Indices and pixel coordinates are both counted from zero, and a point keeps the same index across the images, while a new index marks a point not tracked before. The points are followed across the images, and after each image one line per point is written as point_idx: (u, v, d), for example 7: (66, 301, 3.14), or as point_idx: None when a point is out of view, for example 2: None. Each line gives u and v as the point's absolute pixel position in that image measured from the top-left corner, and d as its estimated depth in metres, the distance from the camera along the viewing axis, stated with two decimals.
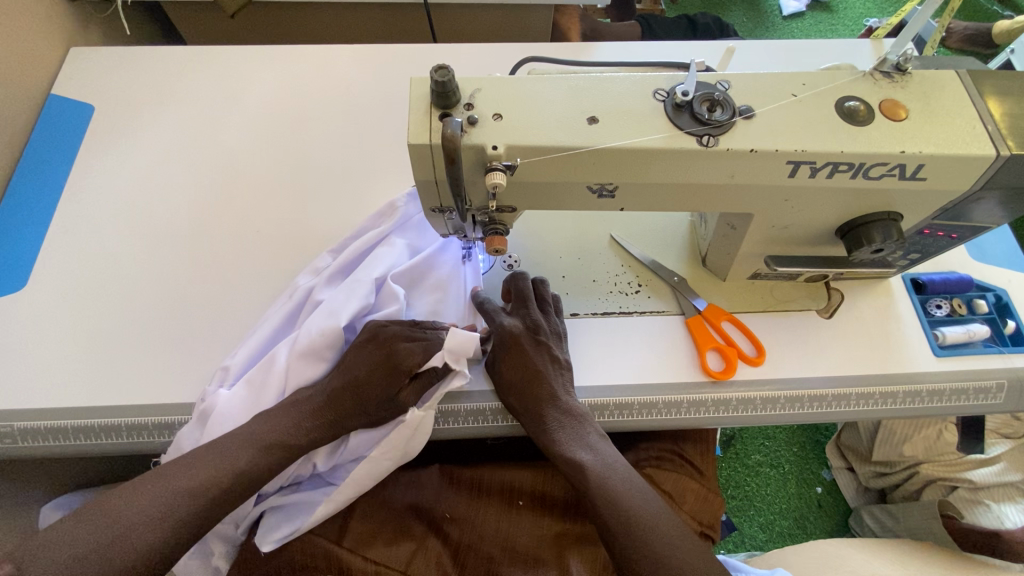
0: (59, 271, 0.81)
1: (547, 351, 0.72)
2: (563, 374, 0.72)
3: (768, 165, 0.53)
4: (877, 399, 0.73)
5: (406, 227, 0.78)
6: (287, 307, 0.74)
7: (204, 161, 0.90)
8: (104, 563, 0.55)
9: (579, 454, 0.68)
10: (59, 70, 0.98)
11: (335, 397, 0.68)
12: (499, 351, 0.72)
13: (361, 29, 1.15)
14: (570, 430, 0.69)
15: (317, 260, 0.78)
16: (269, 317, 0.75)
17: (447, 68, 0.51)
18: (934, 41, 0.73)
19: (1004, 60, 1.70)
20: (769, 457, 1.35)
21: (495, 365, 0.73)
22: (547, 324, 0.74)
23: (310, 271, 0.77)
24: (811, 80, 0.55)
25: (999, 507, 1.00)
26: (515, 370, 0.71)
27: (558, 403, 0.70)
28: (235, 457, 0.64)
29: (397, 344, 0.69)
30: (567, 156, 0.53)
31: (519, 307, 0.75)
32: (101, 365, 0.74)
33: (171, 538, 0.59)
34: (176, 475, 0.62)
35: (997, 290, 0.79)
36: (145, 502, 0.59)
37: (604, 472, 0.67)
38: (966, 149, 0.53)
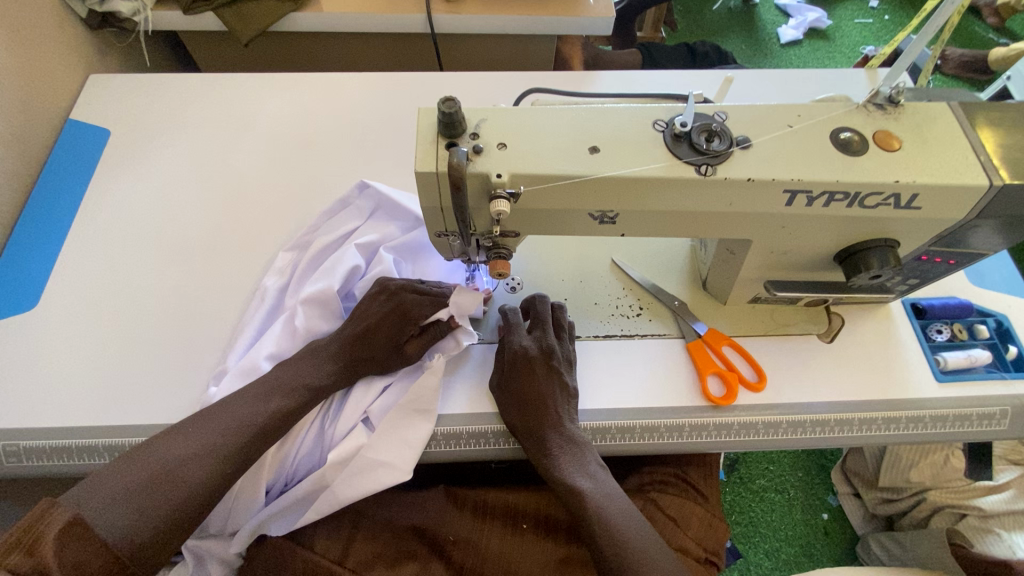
0: (70, 291, 0.82)
1: (560, 374, 0.72)
2: (569, 401, 0.72)
3: (765, 194, 0.55)
4: (879, 424, 0.73)
5: (361, 209, 0.83)
6: (270, 300, 0.78)
7: (216, 184, 0.92)
8: (157, 494, 0.59)
9: (580, 482, 0.68)
10: (78, 97, 1.01)
11: (350, 344, 0.73)
12: (512, 369, 0.72)
13: (371, 58, 1.18)
14: (572, 456, 0.69)
15: (279, 262, 0.81)
16: (249, 316, 0.77)
17: (453, 99, 0.53)
18: (930, 67, 0.74)
19: (1000, 87, 1.74)
20: (773, 482, 1.34)
21: (506, 383, 0.72)
22: (562, 351, 0.75)
23: (275, 272, 0.81)
24: (807, 112, 0.57)
25: (1010, 537, 0.98)
26: (527, 389, 0.71)
27: (562, 429, 0.70)
28: (267, 403, 0.68)
29: (406, 295, 0.74)
30: (570, 185, 0.54)
31: (535, 329, 0.75)
32: (108, 384, 0.75)
33: (215, 473, 0.63)
34: (216, 417, 0.65)
35: (997, 315, 0.80)
36: (191, 440, 0.63)
37: (604, 501, 0.67)
38: (959, 179, 0.54)
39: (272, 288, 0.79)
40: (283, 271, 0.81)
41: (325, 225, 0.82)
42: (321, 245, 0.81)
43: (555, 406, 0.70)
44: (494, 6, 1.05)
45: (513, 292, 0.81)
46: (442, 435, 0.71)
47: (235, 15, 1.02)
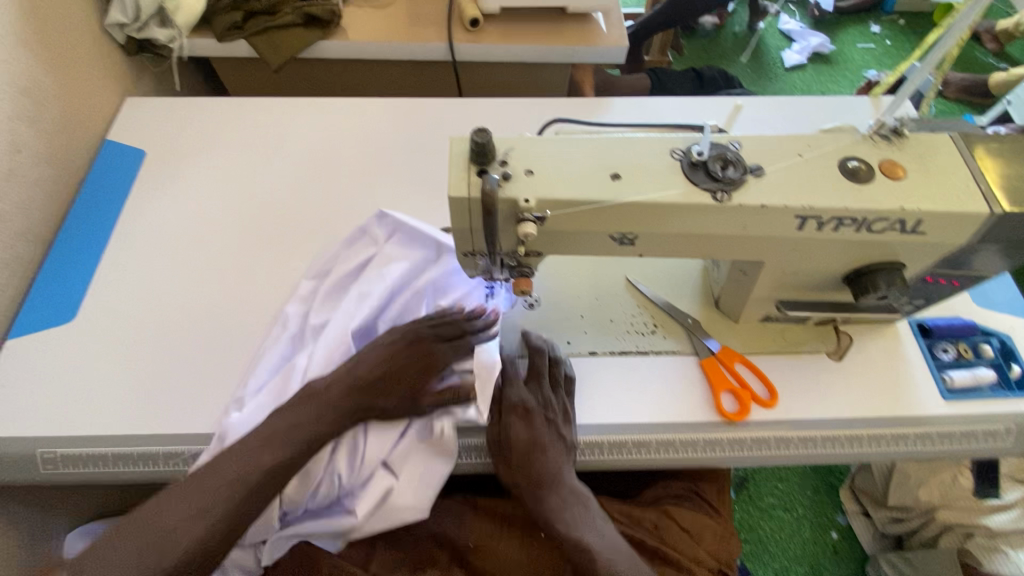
0: (107, 303, 0.86)
1: (556, 429, 0.74)
2: (569, 456, 0.74)
3: (777, 219, 0.58)
4: (888, 440, 0.77)
5: (377, 237, 0.84)
6: (292, 330, 0.79)
7: (245, 203, 0.96)
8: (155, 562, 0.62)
9: (587, 536, 0.71)
10: (114, 118, 1.06)
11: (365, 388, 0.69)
12: (508, 423, 0.73)
13: (392, 83, 1.23)
14: (577, 512, 0.72)
15: (301, 288, 0.83)
16: (271, 343, 0.79)
17: (485, 130, 0.57)
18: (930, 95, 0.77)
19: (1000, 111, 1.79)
20: (782, 501, 1.34)
21: (502, 437, 0.73)
22: (558, 403, 0.75)
23: (296, 300, 0.82)
24: (816, 142, 0.60)
25: (1017, 555, 1.03)
26: (524, 446, 0.72)
27: (565, 486, 0.72)
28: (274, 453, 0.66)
29: (432, 344, 0.72)
30: (593, 209, 0.58)
31: (532, 380, 0.76)
32: (142, 394, 0.78)
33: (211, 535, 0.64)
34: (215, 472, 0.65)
35: (1000, 335, 0.82)
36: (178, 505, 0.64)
37: (610, 556, 0.70)
38: (961, 206, 0.57)
39: (294, 319, 0.80)
40: (303, 299, 0.82)
41: (345, 255, 0.84)
42: (339, 274, 0.82)
43: (557, 464, 0.72)
44: (513, 36, 1.10)
45: (531, 309, 0.84)
46: (468, 448, 0.76)
47: (266, 43, 1.08)
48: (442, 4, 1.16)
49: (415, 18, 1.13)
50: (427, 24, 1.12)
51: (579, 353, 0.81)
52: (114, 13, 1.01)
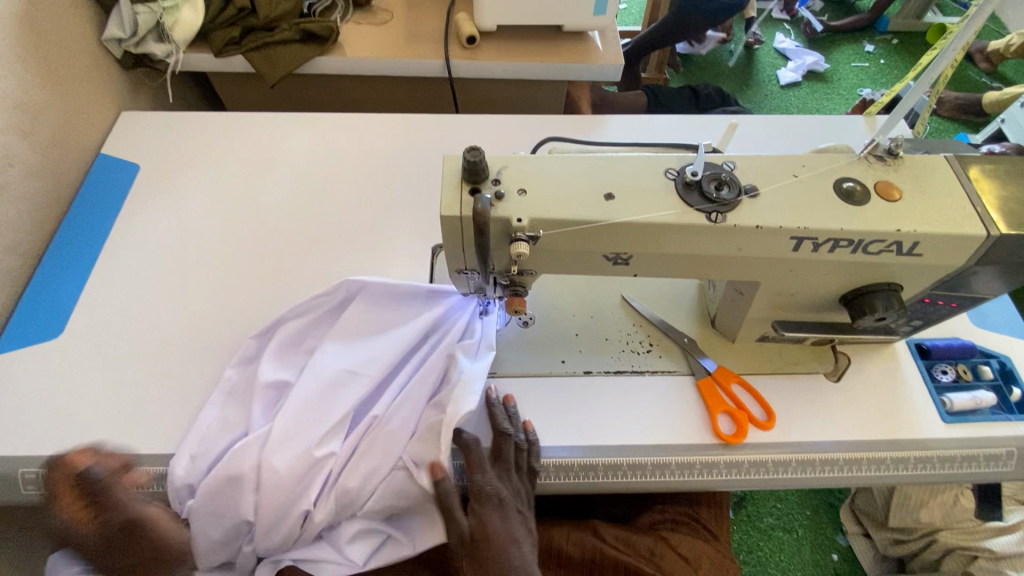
0: (95, 320, 0.85)
1: (527, 521, 0.68)
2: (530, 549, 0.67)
3: (772, 240, 0.57)
4: (887, 464, 0.74)
5: (343, 294, 0.80)
6: (241, 396, 0.76)
7: (238, 219, 0.96)
8: None
9: None
10: (109, 133, 1.06)
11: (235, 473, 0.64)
12: (484, 516, 0.64)
13: (389, 99, 1.24)
14: None
15: (252, 347, 0.79)
16: (227, 407, 0.75)
17: (478, 148, 0.56)
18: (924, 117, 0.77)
19: None
20: (782, 521, 1.36)
21: (477, 534, 0.64)
22: (519, 490, 0.69)
23: (250, 358, 0.79)
24: (810, 163, 0.60)
25: None
26: (505, 545, 0.64)
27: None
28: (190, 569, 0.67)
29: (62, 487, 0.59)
30: (586, 229, 0.57)
31: (496, 467, 0.68)
32: (128, 413, 0.76)
33: None
34: None
35: (1000, 356, 0.82)
36: None
37: None
38: (958, 228, 0.56)
39: (242, 386, 0.77)
40: (250, 363, 0.79)
41: (307, 310, 0.80)
42: (294, 334, 0.79)
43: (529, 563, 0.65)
44: (510, 53, 1.11)
45: (525, 327, 0.84)
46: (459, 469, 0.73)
47: (264, 59, 1.08)
48: (439, 21, 1.17)
49: (413, 35, 1.14)
50: (424, 40, 1.13)
51: (574, 372, 0.80)
52: (111, 28, 1.01)
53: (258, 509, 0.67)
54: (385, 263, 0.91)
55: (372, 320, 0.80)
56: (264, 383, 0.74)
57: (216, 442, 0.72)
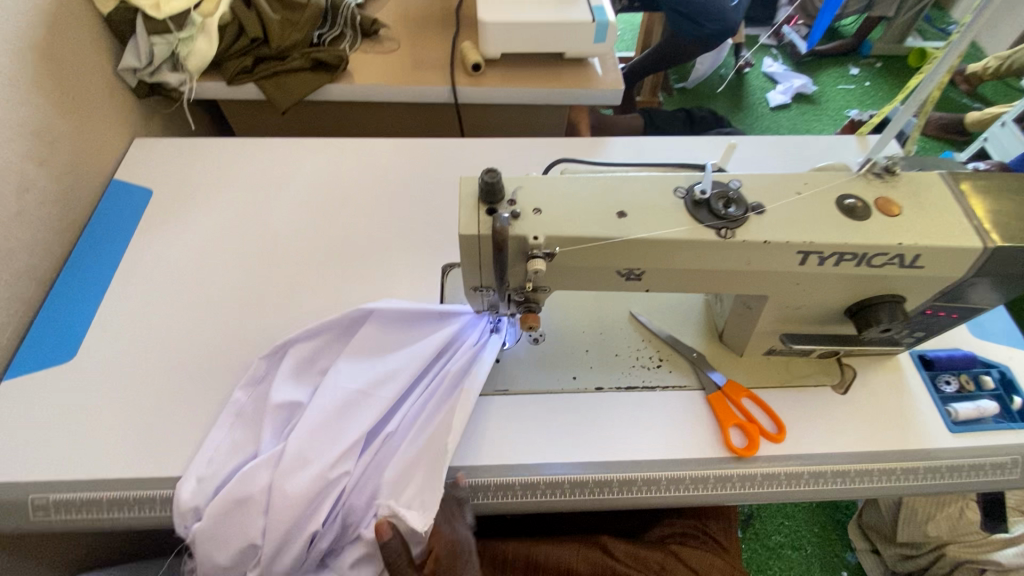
0: (108, 343, 0.85)
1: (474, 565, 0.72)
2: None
3: (779, 254, 0.59)
4: (896, 475, 0.75)
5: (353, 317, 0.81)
6: (251, 418, 0.76)
7: (250, 242, 0.97)
8: None
9: None
10: (122, 160, 1.08)
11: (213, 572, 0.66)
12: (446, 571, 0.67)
13: (395, 123, 1.27)
14: None
15: (263, 369, 0.79)
16: (234, 429, 0.75)
17: (495, 170, 0.58)
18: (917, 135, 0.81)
19: None
20: (789, 539, 1.50)
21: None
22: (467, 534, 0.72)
23: (260, 381, 0.79)
24: (812, 180, 0.62)
25: None
26: None
27: None
28: None
29: None
30: (600, 246, 0.59)
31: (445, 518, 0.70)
32: (142, 436, 0.76)
33: None
34: None
35: (1000, 366, 0.84)
36: None
37: None
38: (957, 241, 0.59)
39: (253, 405, 0.77)
40: (260, 384, 0.79)
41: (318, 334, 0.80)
42: (307, 355, 0.80)
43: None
44: (514, 79, 1.15)
45: (537, 343, 0.85)
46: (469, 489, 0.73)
47: (274, 86, 1.11)
48: (445, 49, 1.21)
49: (419, 63, 1.18)
50: (430, 67, 1.17)
51: (585, 388, 0.81)
52: (128, 58, 1.04)
53: (266, 533, 0.67)
54: (396, 283, 0.92)
55: (383, 343, 0.80)
56: (276, 403, 0.74)
57: (225, 464, 0.72)
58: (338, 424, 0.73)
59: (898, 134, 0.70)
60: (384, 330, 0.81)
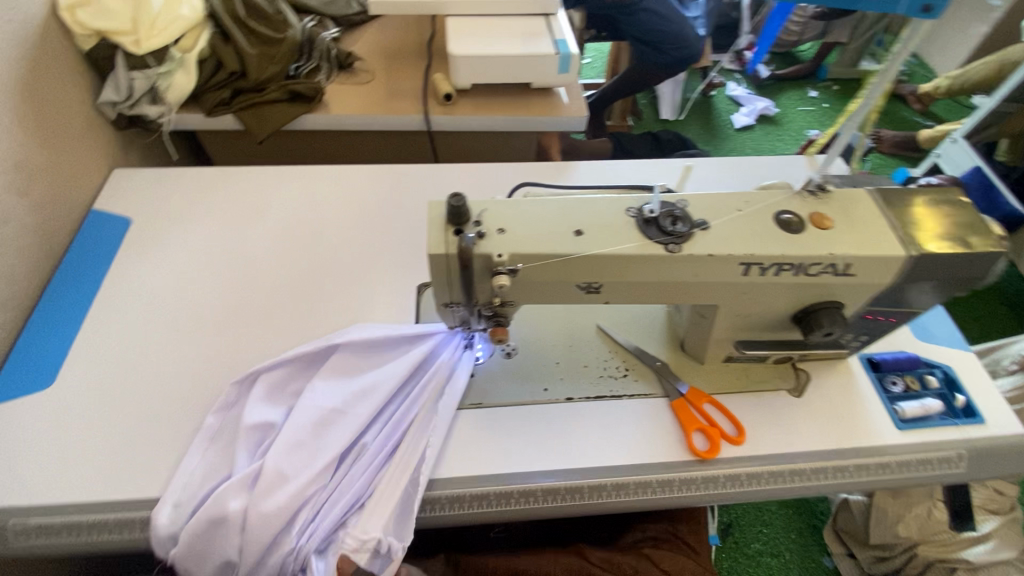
0: (85, 369, 0.86)
1: None
2: None
3: (724, 266, 0.64)
4: (850, 471, 0.80)
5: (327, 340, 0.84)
6: (226, 440, 0.77)
7: (229, 267, 1.00)
8: None
9: None
10: (100, 189, 1.10)
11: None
12: None
13: (371, 150, 1.31)
14: None
15: (232, 395, 0.80)
16: (208, 454, 0.76)
17: (460, 194, 0.62)
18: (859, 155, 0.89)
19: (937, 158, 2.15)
20: (768, 547, 1.58)
21: None
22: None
23: (227, 406, 0.80)
24: (753, 198, 0.68)
25: None
26: None
27: None
28: None
29: None
30: (559, 262, 0.63)
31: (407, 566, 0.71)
32: (120, 460, 0.77)
33: None
34: None
35: (943, 366, 0.89)
36: None
37: None
38: (883, 250, 0.64)
39: (229, 428, 0.78)
40: (233, 408, 0.80)
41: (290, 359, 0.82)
42: (280, 378, 0.82)
43: None
44: (485, 108, 1.21)
45: (509, 357, 0.88)
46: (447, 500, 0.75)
47: (253, 117, 1.15)
48: (418, 80, 1.27)
49: (394, 93, 1.23)
50: (405, 97, 1.22)
51: (556, 399, 0.84)
52: (107, 91, 1.06)
53: (241, 551, 0.68)
54: (372, 304, 0.95)
55: (356, 364, 0.83)
56: (250, 424, 0.76)
57: (201, 487, 0.73)
58: (312, 442, 0.74)
59: (842, 148, 0.85)
60: (356, 352, 0.84)
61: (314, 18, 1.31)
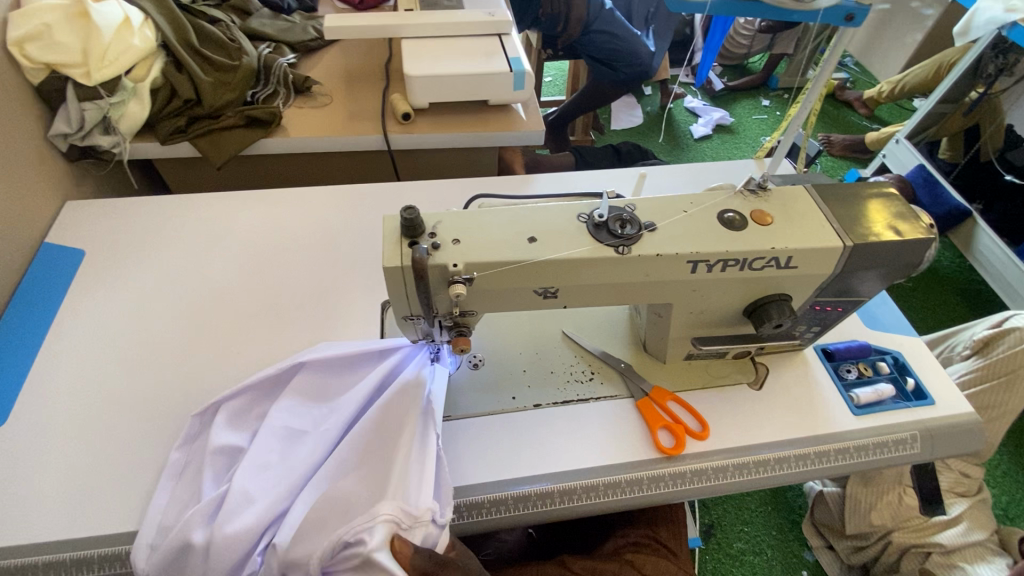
0: (39, 407, 0.83)
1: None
2: None
3: (673, 264, 0.67)
4: (812, 458, 0.82)
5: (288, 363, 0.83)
6: (192, 471, 0.75)
7: (189, 294, 0.99)
8: None
9: None
10: (53, 223, 1.08)
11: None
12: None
13: (334, 172, 1.32)
14: None
15: (193, 428, 0.79)
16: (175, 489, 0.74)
17: (413, 207, 0.63)
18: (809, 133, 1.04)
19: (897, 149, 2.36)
20: (751, 545, 1.60)
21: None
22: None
23: (190, 440, 0.78)
24: (697, 199, 0.71)
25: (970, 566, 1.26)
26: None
27: None
28: None
29: None
30: (514, 268, 0.65)
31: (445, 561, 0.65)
32: (79, 498, 0.74)
33: None
34: None
35: (893, 352, 0.94)
36: None
37: None
38: (821, 242, 0.68)
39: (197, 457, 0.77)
40: (196, 440, 0.79)
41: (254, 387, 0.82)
42: (244, 402, 0.81)
43: None
44: (444, 126, 1.23)
45: (476, 368, 0.89)
46: None
47: (211, 144, 1.15)
48: (377, 101, 1.28)
49: (353, 115, 1.24)
50: (364, 118, 1.24)
51: (524, 407, 0.85)
52: (57, 124, 1.05)
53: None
54: (339, 323, 0.95)
55: (321, 385, 0.82)
56: (214, 449, 0.75)
57: (172, 520, 0.71)
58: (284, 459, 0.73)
59: (788, 148, 0.98)
60: (319, 372, 0.83)
61: (270, 44, 1.32)
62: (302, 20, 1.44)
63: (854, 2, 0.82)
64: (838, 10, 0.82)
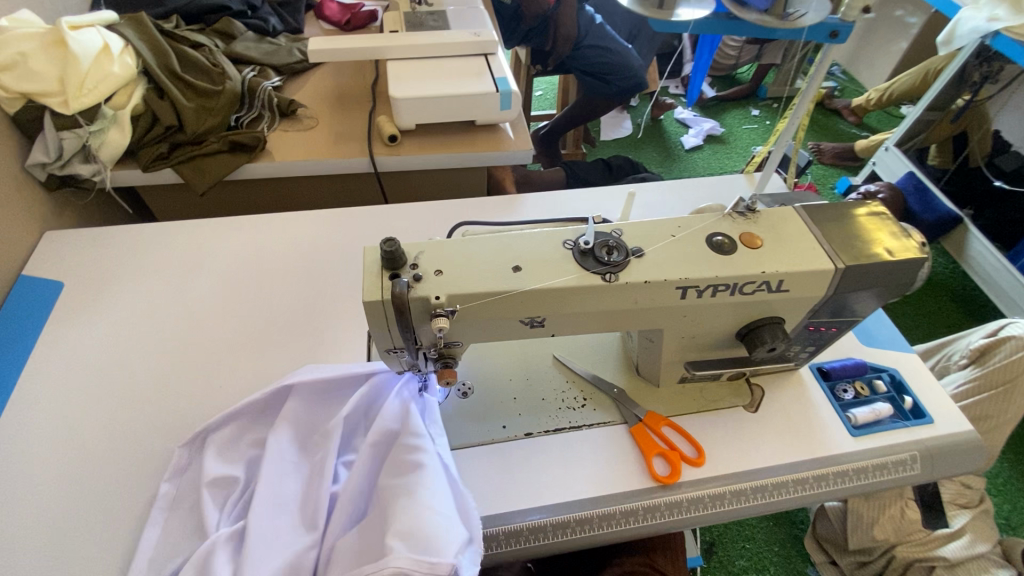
0: (11, 448, 0.80)
1: None
2: None
3: (662, 291, 0.65)
4: (811, 483, 0.80)
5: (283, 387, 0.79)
6: (184, 507, 0.72)
7: (171, 325, 0.96)
8: None
9: None
10: (31, 254, 1.05)
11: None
12: None
13: (321, 195, 1.30)
14: None
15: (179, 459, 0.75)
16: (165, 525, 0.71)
17: (393, 239, 0.62)
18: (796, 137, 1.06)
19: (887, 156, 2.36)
20: (753, 562, 1.57)
21: None
22: None
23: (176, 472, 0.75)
24: (684, 223, 0.69)
25: None
26: None
27: None
28: None
29: None
30: (498, 299, 0.63)
31: None
32: (51, 546, 0.71)
33: None
34: None
35: (889, 369, 0.92)
36: None
37: None
38: (812, 264, 0.66)
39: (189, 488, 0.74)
40: (187, 471, 0.75)
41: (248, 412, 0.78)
42: (235, 431, 0.78)
43: None
44: (431, 147, 1.22)
45: (465, 397, 0.86)
46: None
47: (194, 170, 1.14)
48: (362, 123, 1.27)
49: (339, 138, 1.23)
50: (350, 141, 1.22)
51: (515, 436, 0.83)
52: (35, 154, 1.03)
53: None
54: (324, 351, 0.93)
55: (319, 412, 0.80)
56: (209, 483, 0.72)
57: (167, 560, 0.68)
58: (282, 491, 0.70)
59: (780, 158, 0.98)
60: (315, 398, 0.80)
61: (254, 68, 1.31)
62: (287, 43, 1.43)
63: (837, 19, 0.82)
64: (822, 27, 0.82)
